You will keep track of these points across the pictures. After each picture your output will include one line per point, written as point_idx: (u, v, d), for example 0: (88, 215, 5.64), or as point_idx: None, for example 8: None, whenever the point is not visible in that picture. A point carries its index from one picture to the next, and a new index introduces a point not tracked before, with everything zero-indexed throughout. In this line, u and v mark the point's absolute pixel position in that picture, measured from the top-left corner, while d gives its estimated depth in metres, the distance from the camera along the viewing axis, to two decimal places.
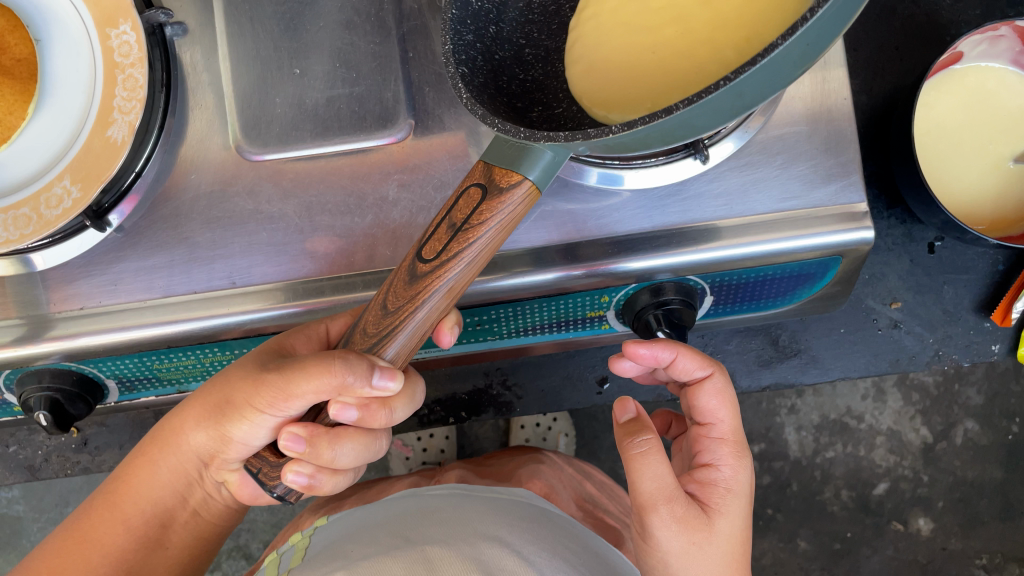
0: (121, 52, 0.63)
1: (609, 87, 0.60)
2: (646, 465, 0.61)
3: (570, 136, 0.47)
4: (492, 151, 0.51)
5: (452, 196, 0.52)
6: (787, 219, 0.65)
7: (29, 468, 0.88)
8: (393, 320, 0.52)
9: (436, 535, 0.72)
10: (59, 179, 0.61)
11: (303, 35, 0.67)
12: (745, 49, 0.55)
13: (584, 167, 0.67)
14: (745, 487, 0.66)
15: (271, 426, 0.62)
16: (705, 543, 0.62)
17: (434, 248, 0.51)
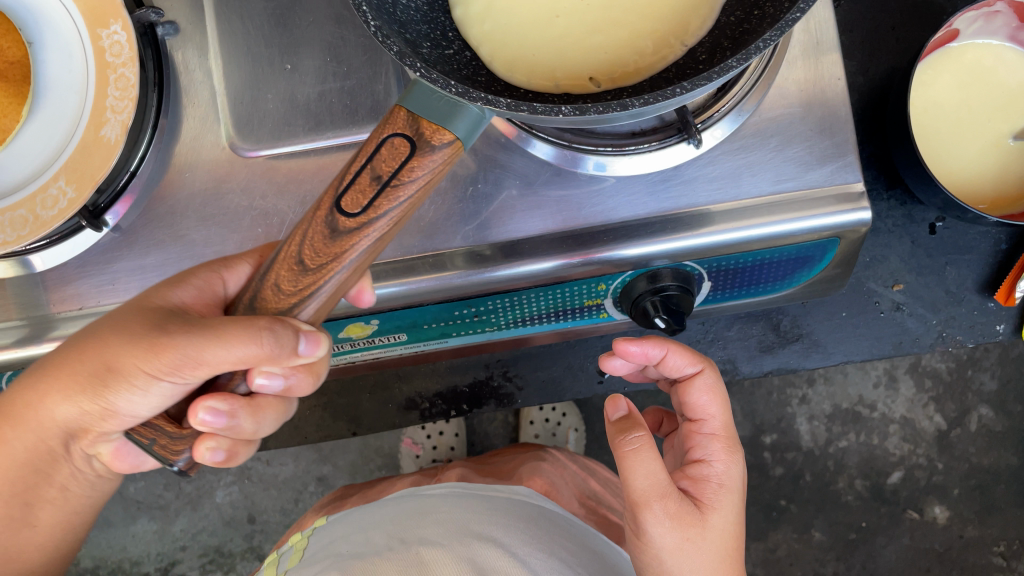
0: (113, 51, 0.63)
1: (517, 50, 0.61)
2: (639, 460, 0.63)
3: (511, 104, 0.47)
4: (415, 101, 0.51)
5: (372, 144, 0.51)
6: (782, 202, 0.65)
7: None
8: (309, 276, 0.52)
9: (433, 535, 0.80)
10: (54, 180, 0.62)
11: (293, 31, 0.67)
12: (658, 41, 0.60)
13: (578, 156, 0.67)
14: (736, 482, 0.69)
15: (167, 395, 0.56)
16: (699, 539, 0.65)
17: (358, 202, 0.51)
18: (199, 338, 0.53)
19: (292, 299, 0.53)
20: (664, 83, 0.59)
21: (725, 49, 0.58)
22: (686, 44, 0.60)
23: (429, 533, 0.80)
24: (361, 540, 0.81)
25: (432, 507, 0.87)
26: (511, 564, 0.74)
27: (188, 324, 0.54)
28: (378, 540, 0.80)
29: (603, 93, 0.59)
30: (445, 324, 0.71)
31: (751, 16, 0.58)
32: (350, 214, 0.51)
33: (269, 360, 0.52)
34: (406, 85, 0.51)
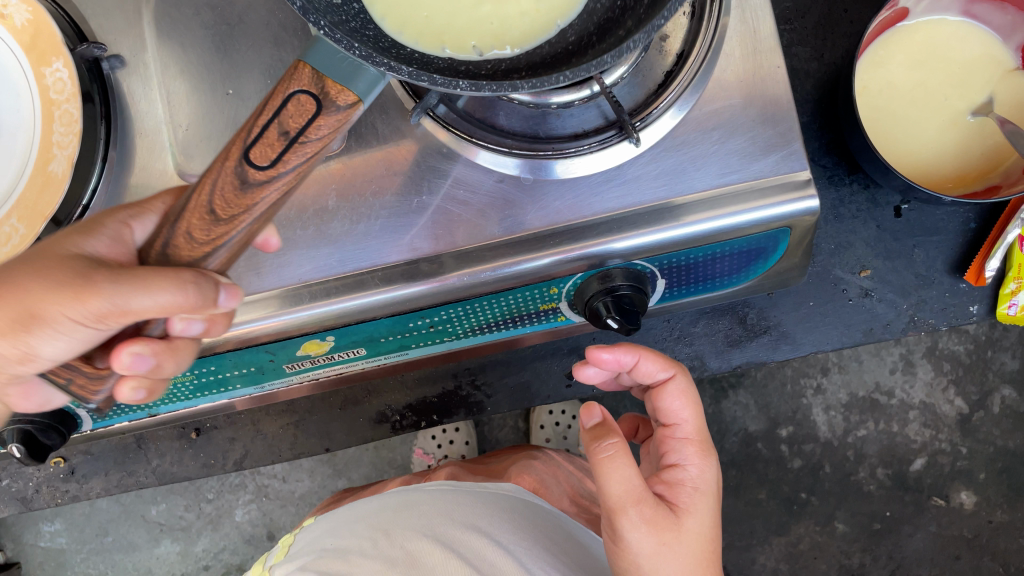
0: (56, 89, 0.64)
1: (412, 8, 0.65)
2: (614, 467, 0.62)
3: (414, 75, 0.49)
4: (318, 57, 0.50)
5: (278, 100, 0.49)
6: (728, 194, 0.64)
7: (23, 499, 0.90)
8: (225, 229, 0.51)
9: (415, 527, 0.80)
10: (7, 218, 0.63)
11: (234, 57, 0.68)
12: (537, 20, 0.66)
13: (536, 163, 0.67)
14: (711, 484, 0.69)
15: (88, 339, 0.53)
16: (674, 542, 0.64)
17: (267, 155, 0.49)
18: (121, 284, 0.50)
19: (201, 247, 0.51)
20: (537, 61, 0.64)
21: (592, 36, 0.64)
22: (560, 24, 0.66)
23: (415, 524, 0.81)
24: (346, 534, 0.83)
25: (416, 501, 0.88)
26: (497, 555, 0.76)
27: (112, 270, 0.51)
28: (363, 534, 0.82)
29: (484, 63, 0.63)
30: (403, 336, 0.71)
31: (616, 12, 0.63)
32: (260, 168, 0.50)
33: (189, 312, 0.50)
34: (308, 42, 0.50)
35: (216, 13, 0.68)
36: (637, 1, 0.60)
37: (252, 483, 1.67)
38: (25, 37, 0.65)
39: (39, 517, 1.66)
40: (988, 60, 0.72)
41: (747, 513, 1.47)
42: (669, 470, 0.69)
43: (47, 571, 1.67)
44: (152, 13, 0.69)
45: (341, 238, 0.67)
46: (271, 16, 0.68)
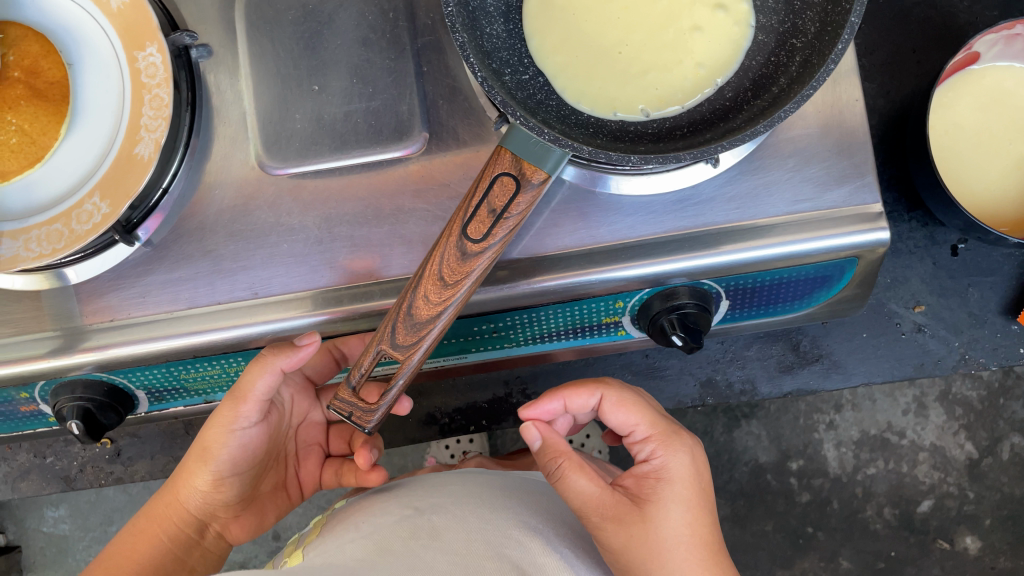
0: (148, 73, 0.65)
1: (587, 75, 0.64)
2: (570, 475, 0.66)
3: (593, 154, 0.58)
4: (516, 143, 0.58)
5: (486, 181, 0.58)
6: (800, 221, 0.66)
7: (66, 478, 0.93)
8: (447, 295, 0.57)
9: (450, 506, 0.80)
10: (89, 197, 0.64)
11: (321, 54, 0.69)
12: (697, 82, 0.64)
13: (599, 175, 0.68)
14: (673, 475, 0.68)
15: (244, 440, 0.74)
16: (643, 533, 0.64)
17: (480, 230, 0.58)
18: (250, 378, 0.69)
19: (438, 310, 0.57)
20: (697, 124, 0.63)
21: (749, 91, 0.63)
22: (718, 83, 0.64)
23: (441, 508, 0.80)
24: (378, 511, 0.82)
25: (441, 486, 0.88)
26: (528, 537, 0.75)
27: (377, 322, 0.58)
28: (394, 509, 0.81)
29: (651, 123, 0.64)
30: (465, 339, 0.72)
31: (770, 69, 0.63)
32: (473, 240, 0.58)
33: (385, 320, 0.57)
34: (506, 129, 0.59)
35: (306, 10, 0.69)
36: (791, 65, 0.62)
37: None
38: (119, 21, 0.66)
39: (43, 502, 1.58)
40: None
41: None
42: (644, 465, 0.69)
43: (47, 558, 1.57)
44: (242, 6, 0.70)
45: (414, 240, 0.68)
46: (360, 18, 0.69)
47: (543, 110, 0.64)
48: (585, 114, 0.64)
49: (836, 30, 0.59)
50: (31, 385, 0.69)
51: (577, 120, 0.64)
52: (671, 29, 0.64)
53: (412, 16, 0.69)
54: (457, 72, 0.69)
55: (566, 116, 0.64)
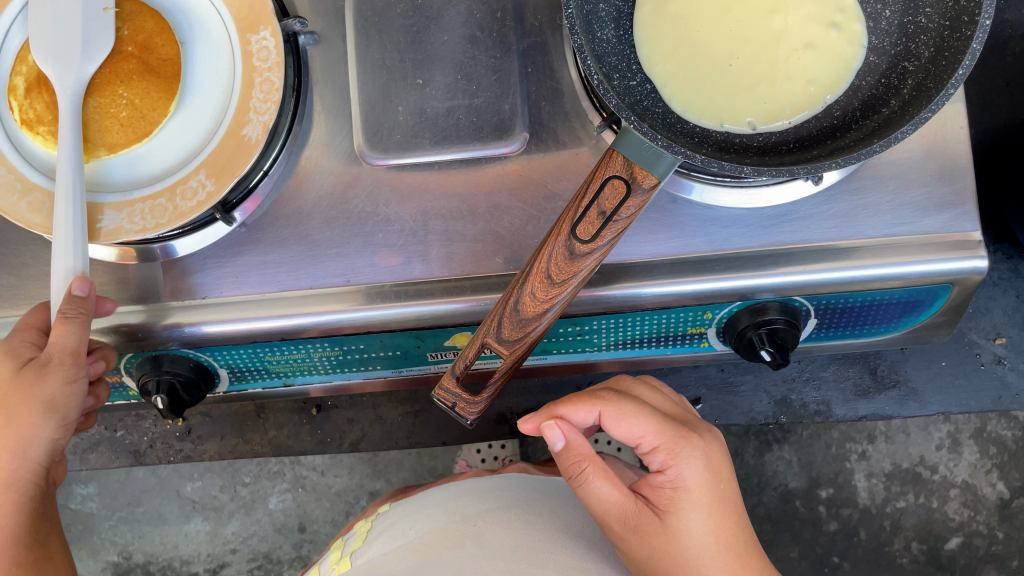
0: (260, 56, 0.66)
1: (696, 85, 0.65)
2: (590, 485, 0.61)
3: (706, 162, 0.58)
4: (629, 147, 0.58)
5: (597, 183, 0.58)
6: (897, 244, 0.66)
7: (135, 452, 1.02)
8: (553, 293, 0.57)
9: (495, 512, 0.80)
10: (194, 173, 0.65)
11: (427, 48, 0.70)
12: (806, 99, 0.64)
13: (678, 180, 0.68)
14: (686, 487, 0.60)
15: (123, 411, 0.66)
16: (665, 548, 0.60)
17: (589, 231, 0.58)
18: None
19: (544, 308, 0.57)
20: (802, 141, 0.64)
21: (857, 111, 0.64)
22: (827, 100, 0.64)
23: (494, 512, 0.79)
24: (422, 518, 0.83)
25: (481, 490, 0.87)
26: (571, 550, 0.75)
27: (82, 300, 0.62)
28: (440, 515, 0.81)
29: (756, 136, 0.64)
30: (549, 341, 0.72)
31: (881, 91, 0.63)
32: (581, 241, 0.58)
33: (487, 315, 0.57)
34: (619, 132, 0.59)
35: (415, 4, 0.70)
36: (903, 88, 0.62)
37: None
38: (235, 4, 0.67)
39: None
40: None
41: None
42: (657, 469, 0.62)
43: None
44: None
45: (509, 237, 0.68)
46: (468, 15, 0.70)
47: (649, 117, 0.64)
48: (690, 124, 0.65)
49: (955, 57, 0.59)
50: (119, 357, 0.70)
51: (683, 128, 0.65)
52: (784, 44, 0.64)
53: (520, 17, 0.70)
54: (560, 74, 0.70)
55: (671, 124, 0.65)
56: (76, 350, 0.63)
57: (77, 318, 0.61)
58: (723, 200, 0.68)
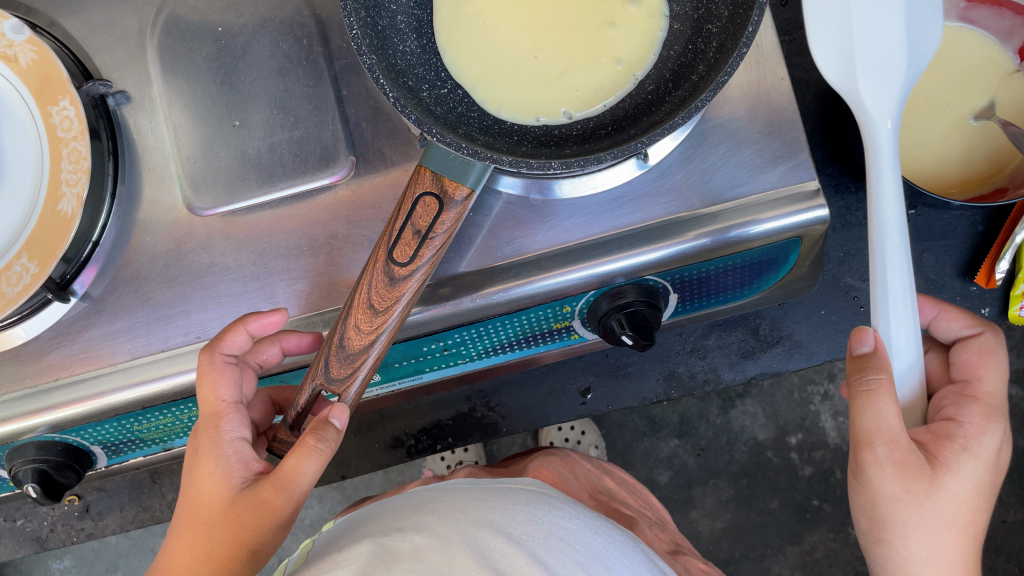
0: (63, 127, 0.64)
1: (505, 84, 0.63)
2: (875, 404, 0.56)
3: (514, 163, 0.56)
4: (436, 160, 0.57)
5: (408, 203, 0.57)
6: (738, 207, 0.65)
7: (38, 538, 0.93)
8: (379, 321, 0.57)
9: (429, 521, 0.70)
10: (17, 258, 0.63)
11: (239, 88, 0.69)
12: (616, 78, 0.63)
13: (538, 183, 0.67)
14: (992, 454, 0.60)
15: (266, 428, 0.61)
16: (924, 493, 0.58)
17: (406, 253, 0.57)
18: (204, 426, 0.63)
19: (372, 337, 0.57)
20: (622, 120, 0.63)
21: (669, 81, 0.62)
22: (637, 76, 0.63)
23: (427, 520, 0.70)
24: (349, 540, 0.72)
25: (430, 499, 0.78)
26: (507, 548, 0.64)
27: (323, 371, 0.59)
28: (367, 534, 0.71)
29: (574, 125, 0.63)
30: (417, 360, 0.71)
31: (689, 56, 0.62)
32: (398, 263, 0.57)
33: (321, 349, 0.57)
34: (425, 147, 0.58)
35: (220, 46, 0.69)
36: (709, 51, 0.60)
37: None
38: (31, 76, 0.65)
39: (48, 554, 1.64)
40: (988, 64, 0.73)
41: (761, 523, 1.50)
42: (941, 404, 0.64)
43: None
44: (156, 48, 0.70)
45: (351, 266, 0.67)
46: (274, 48, 0.69)
47: (465, 123, 0.62)
48: (507, 122, 0.63)
49: (744, 13, 0.56)
50: None
51: (500, 129, 0.63)
52: (584, 28, 0.64)
53: (327, 40, 0.69)
54: (377, 91, 0.69)
55: (489, 127, 0.63)
56: (300, 496, 0.59)
57: (326, 451, 0.57)
58: (564, 193, 0.67)
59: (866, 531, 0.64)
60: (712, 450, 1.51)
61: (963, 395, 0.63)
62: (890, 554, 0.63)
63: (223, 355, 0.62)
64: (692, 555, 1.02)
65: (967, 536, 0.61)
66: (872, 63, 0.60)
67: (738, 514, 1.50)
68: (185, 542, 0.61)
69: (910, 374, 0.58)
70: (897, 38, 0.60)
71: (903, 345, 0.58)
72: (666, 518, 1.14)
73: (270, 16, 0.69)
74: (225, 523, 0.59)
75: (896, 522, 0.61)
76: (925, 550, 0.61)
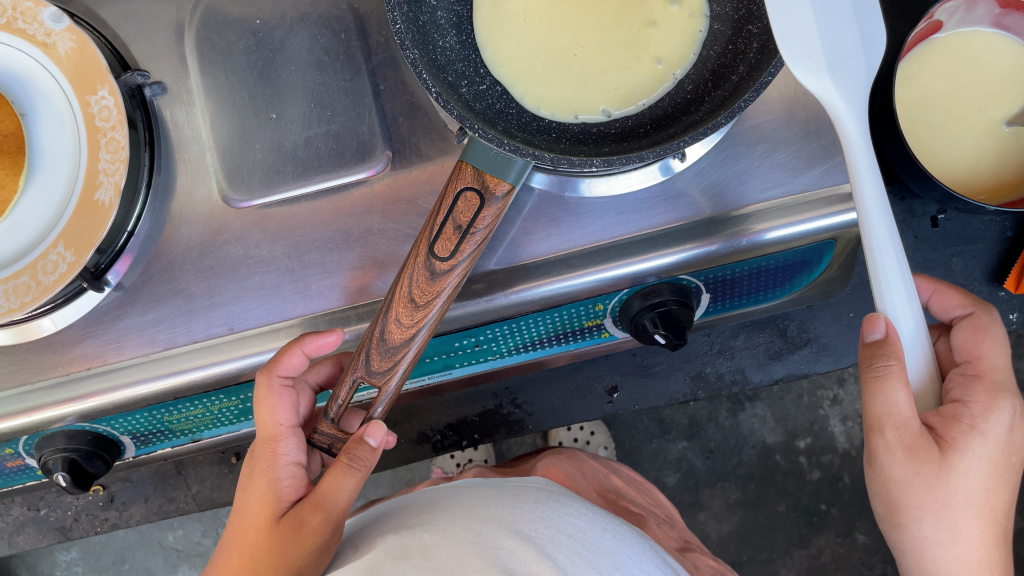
0: (102, 116, 0.64)
1: (544, 80, 0.63)
2: (885, 390, 0.55)
3: (555, 160, 0.56)
4: (477, 156, 0.57)
5: (449, 198, 0.57)
6: (775, 208, 0.65)
7: (62, 528, 0.94)
8: (420, 315, 0.57)
9: (439, 519, 0.69)
10: (54, 247, 0.63)
11: (276, 81, 0.69)
12: (655, 77, 0.63)
13: (569, 179, 0.67)
14: (1002, 432, 0.58)
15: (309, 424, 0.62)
16: (933, 474, 0.58)
17: (447, 247, 0.57)
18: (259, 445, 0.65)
19: (413, 330, 0.57)
20: (660, 119, 0.63)
21: (709, 82, 0.63)
22: (677, 75, 0.63)
23: (433, 518, 0.70)
24: (361, 538, 0.71)
25: (443, 497, 0.78)
26: (517, 544, 0.64)
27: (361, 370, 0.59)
28: (377, 533, 0.70)
29: (612, 123, 0.63)
30: (448, 356, 0.71)
31: (729, 57, 0.62)
32: (439, 258, 0.57)
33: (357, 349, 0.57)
34: (466, 142, 0.58)
35: (257, 39, 0.69)
36: (750, 52, 0.61)
37: None
38: (69, 66, 0.65)
39: (54, 546, 1.64)
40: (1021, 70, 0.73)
41: (768, 526, 1.49)
42: (946, 387, 0.61)
43: None
44: (193, 40, 0.70)
45: (386, 260, 0.67)
46: (312, 42, 0.69)
47: (504, 120, 0.63)
48: (546, 119, 0.64)
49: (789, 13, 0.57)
50: (15, 441, 0.68)
51: (538, 126, 0.63)
52: (626, 25, 0.64)
53: (365, 34, 0.69)
54: (413, 87, 0.69)
55: (528, 124, 0.63)
56: (338, 513, 0.61)
57: (359, 470, 0.58)
58: (595, 190, 0.67)
59: (883, 516, 0.64)
60: (721, 453, 1.51)
61: (967, 375, 0.61)
62: (907, 538, 0.63)
63: (280, 377, 0.63)
64: (701, 552, 1.02)
65: (984, 515, 0.60)
66: (836, 61, 0.58)
67: (746, 517, 1.50)
68: (232, 555, 0.63)
69: (916, 346, 0.57)
70: (848, 28, 0.58)
71: (911, 317, 0.56)
72: (674, 515, 1.14)
73: (308, 9, 0.69)
74: (267, 544, 0.61)
75: (910, 506, 0.61)
76: (941, 533, 0.61)
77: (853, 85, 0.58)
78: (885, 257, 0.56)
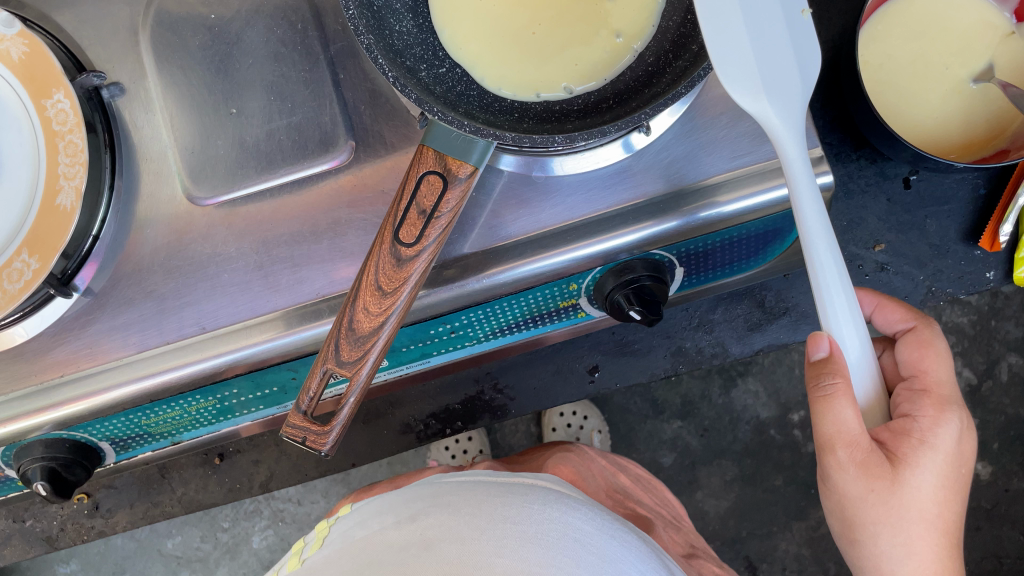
0: (58, 120, 0.63)
1: (503, 59, 0.64)
2: (833, 409, 0.56)
3: (517, 140, 0.55)
4: (438, 139, 0.57)
5: (412, 183, 0.57)
6: (740, 177, 0.64)
7: (48, 538, 0.93)
8: (387, 303, 0.56)
9: (447, 506, 0.68)
10: (17, 254, 0.62)
11: (234, 75, 0.68)
12: (615, 51, 0.63)
13: (536, 159, 0.66)
14: (951, 443, 0.59)
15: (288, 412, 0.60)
16: (885, 491, 0.58)
17: (412, 233, 0.56)
18: None
19: (381, 319, 0.56)
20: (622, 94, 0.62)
21: (669, 53, 0.61)
22: (637, 48, 0.63)
23: (445, 507, 0.68)
24: (371, 522, 0.71)
25: (445, 487, 0.77)
26: (520, 535, 0.63)
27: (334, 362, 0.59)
28: (387, 518, 0.70)
29: (574, 100, 0.62)
30: (424, 344, 0.71)
31: (689, 25, 0.61)
32: (404, 245, 0.56)
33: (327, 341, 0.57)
34: (426, 126, 0.57)
35: (213, 34, 0.69)
36: None
37: (266, 508, 1.65)
38: (23, 71, 0.65)
39: (54, 558, 1.63)
40: (986, 27, 0.73)
41: (764, 500, 1.49)
42: (895, 402, 0.62)
43: None
44: (149, 38, 0.69)
45: (355, 251, 0.66)
46: (268, 34, 0.68)
47: (465, 102, 0.62)
48: (508, 100, 0.63)
49: None
50: None
51: (500, 106, 0.63)
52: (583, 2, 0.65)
53: (321, 24, 0.68)
54: (374, 75, 0.68)
55: (489, 104, 0.63)
56: None
57: None
58: (565, 168, 0.66)
59: (840, 533, 0.65)
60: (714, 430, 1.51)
61: (914, 390, 0.62)
62: (865, 554, 0.63)
63: None
64: (706, 557, 1.01)
65: (937, 531, 0.60)
66: (772, 80, 0.57)
67: (743, 492, 1.50)
68: None
69: (862, 367, 0.57)
70: (781, 46, 0.58)
71: (855, 338, 0.56)
72: (680, 513, 1.14)
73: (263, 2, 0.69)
74: None
75: (865, 522, 0.60)
76: (897, 550, 0.61)
77: (791, 104, 0.57)
78: (828, 276, 0.56)
